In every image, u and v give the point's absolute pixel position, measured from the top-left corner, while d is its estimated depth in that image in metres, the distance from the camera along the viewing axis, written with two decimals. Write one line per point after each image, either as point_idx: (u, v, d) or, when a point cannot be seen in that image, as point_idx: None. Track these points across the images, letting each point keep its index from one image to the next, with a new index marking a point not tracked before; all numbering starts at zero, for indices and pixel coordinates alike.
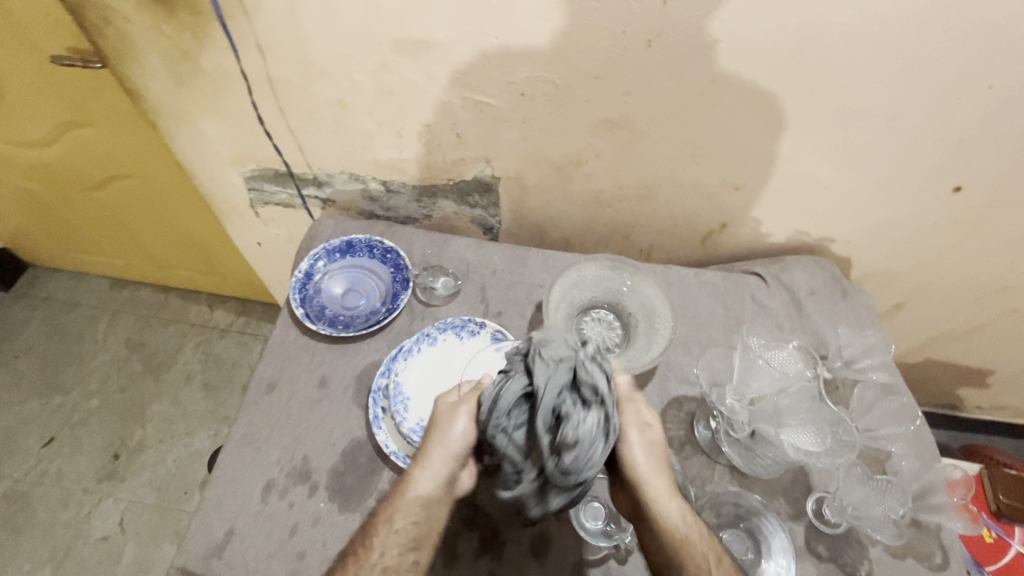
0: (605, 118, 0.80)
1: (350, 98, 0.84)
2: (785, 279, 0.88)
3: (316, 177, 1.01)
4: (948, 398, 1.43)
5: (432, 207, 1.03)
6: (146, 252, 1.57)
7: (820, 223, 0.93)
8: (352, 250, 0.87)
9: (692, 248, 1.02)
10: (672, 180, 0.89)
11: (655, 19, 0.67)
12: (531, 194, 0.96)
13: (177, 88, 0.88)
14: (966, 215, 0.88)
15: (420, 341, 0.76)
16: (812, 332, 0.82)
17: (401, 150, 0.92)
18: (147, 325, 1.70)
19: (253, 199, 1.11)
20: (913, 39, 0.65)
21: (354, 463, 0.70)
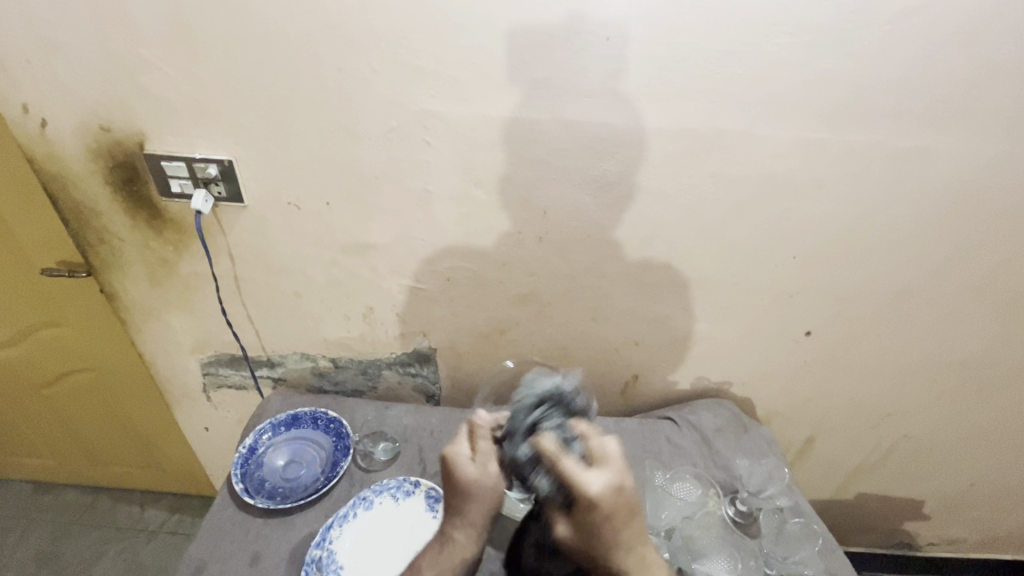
0: (517, 295, 0.98)
1: (304, 290, 0.99)
2: (694, 420, 0.97)
3: (270, 359, 1.11)
4: (900, 537, 1.43)
5: (377, 377, 1.12)
6: (83, 448, 1.52)
7: (715, 369, 1.08)
8: (297, 423, 0.93)
9: (614, 399, 1.13)
10: (583, 340, 1.05)
11: (542, 223, 0.89)
12: (465, 361, 1.08)
13: (153, 290, 1.02)
14: (826, 354, 1.06)
15: (356, 505, 0.79)
16: (723, 466, 0.91)
17: (349, 329, 1.05)
18: (65, 533, 1.56)
19: (206, 384, 1.18)
20: (726, 228, 0.89)
21: None
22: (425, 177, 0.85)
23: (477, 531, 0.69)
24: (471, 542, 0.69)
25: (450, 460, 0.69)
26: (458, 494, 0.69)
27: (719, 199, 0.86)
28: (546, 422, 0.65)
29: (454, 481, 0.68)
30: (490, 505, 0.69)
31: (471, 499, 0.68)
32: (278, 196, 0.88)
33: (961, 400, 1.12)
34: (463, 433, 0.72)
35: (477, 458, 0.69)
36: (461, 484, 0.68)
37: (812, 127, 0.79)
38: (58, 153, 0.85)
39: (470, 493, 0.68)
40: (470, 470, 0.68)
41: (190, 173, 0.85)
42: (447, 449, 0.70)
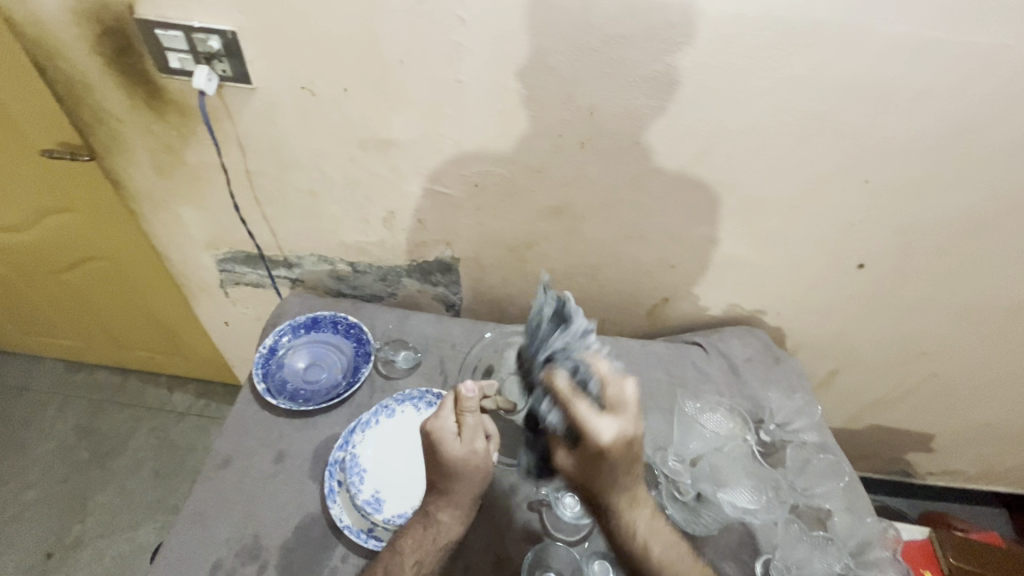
0: (549, 206, 0.90)
1: (321, 188, 0.92)
2: (723, 347, 0.95)
3: (286, 259, 1.08)
4: (901, 466, 1.46)
5: (397, 285, 1.10)
6: (107, 333, 1.56)
7: (749, 297, 1.03)
8: (317, 326, 0.91)
9: (640, 321, 1.10)
10: (614, 259, 0.99)
11: (586, 127, 0.79)
12: (489, 272, 1.04)
13: (159, 179, 0.95)
14: (873, 288, 0.99)
15: (378, 413, 0.78)
16: (749, 396, 0.89)
17: (368, 234, 0.99)
18: (100, 410, 1.65)
19: (223, 280, 1.16)
20: (795, 142, 0.79)
21: (305, 539, 0.70)
22: (457, 64, 0.74)
23: (462, 511, 0.68)
24: (456, 522, 0.68)
25: (435, 437, 0.65)
26: (444, 475, 0.66)
27: (793, 108, 0.75)
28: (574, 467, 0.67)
29: (442, 462, 0.65)
30: (478, 486, 0.67)
31: (457, 479, 0.66)
32: (290, 79, 0.77)
33: (1003, 344, 1.07)
34: (450, 405, 0.67)
35: (463, 437, 0.65)
36: (446, 464, 0.65)
37: (922, 22, 0.66)
38: (41, 16, 0.74)
39: (458, 474, 0.65)
40: (455, 450, 0.65)
41: (190, 45, 0.74)
42: (432, 425, 0.66)
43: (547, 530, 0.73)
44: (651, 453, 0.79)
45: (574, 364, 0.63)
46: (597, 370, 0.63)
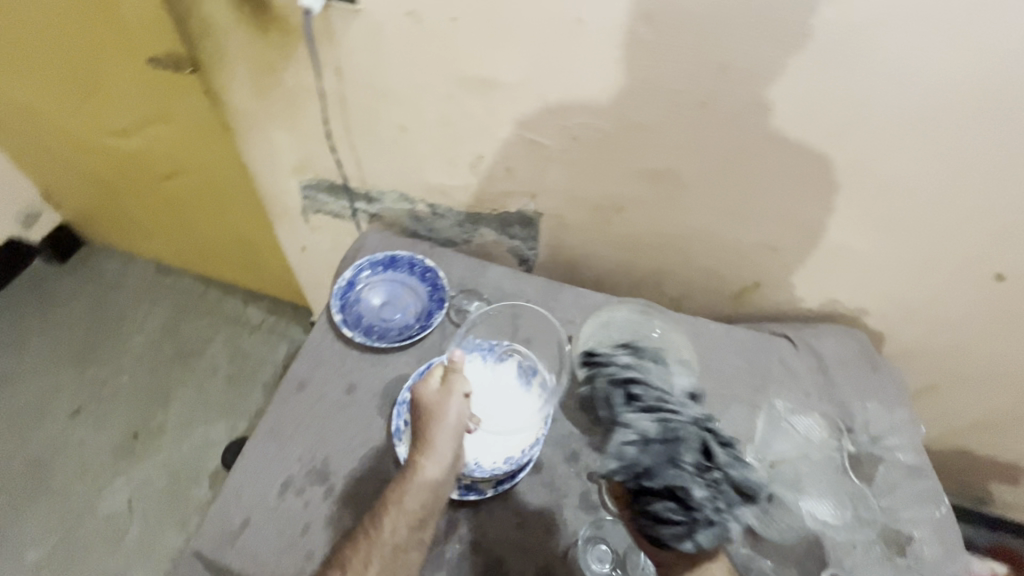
0: (650, 169, 0.83)
1: (412, 124, 0.89)
2: (815, 345, 0.89)
3: (368, 193, 1.07)
4: (978, 493, 1.35)
5: (473, 232, 1.08)
6: (194, 243, 1.65)
7: (852, 294, 0.94)
8: (394, 265, 0.90)
9: (721, 302, 1.04)
10: (709, 234, 0.92)
11: (712, 85, 0.71)
12: (570, 232, 1.00)
13: (256, 98, 0.95)
14: (1005, 304, 0.87)
15: (449, 361, 0.78)
16: (838, 401, 0.82)
17: (453, 177, 0.96)
18: (183, 312, 1.77)
19: (305, 206, 1.18)
20: (960, 125, 0.68)
21: (370, 471, 0.72)
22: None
23: (445, 459, 0.64)
24: (438, 470, 0.64)
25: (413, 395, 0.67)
26: (421, 419, 0.66)
27: (968, 85, 0.64)
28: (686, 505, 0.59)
29: (417, 407, 0.66)
30: (456, 427, 0.65)
31: (434, 422, 0.65)
32: (398, 3, 0.73)
33: None
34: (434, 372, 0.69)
35: (440, 384, 0.67)
36: (420, 409, 0.66)
37: None
38: None
39: (432, 417, 0.65)
40: (428, 399, 0.66)
41: None
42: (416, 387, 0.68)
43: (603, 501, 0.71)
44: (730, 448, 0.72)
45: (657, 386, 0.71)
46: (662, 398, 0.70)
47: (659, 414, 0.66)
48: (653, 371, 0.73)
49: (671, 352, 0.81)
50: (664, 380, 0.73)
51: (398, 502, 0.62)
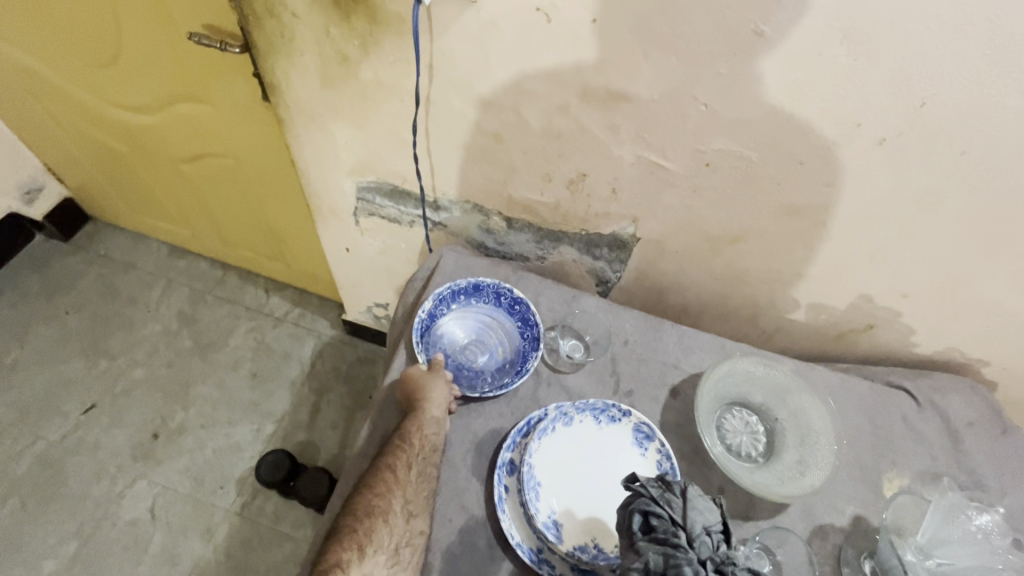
0: (788, 204, 0.73)
1: (509, 134, 0.77)
2: (938, 401, 0.81)
3: (436, 201, 0.96)
4: None
5: (551, 249, 0.97)
6: (216, 229, 1.52)
7: (976, 345, 0.86)
8: (478, 294, 0.80)
9: (819, 340, 0.95)
10: (832, 274, 0.82)
11: (901, 120, 0.59)
12: (667, 258, 0.90)
13: (322, 91, 0.81)
14: None
15: (556, 419, 0.68)
16: (969, 469, 0.76)
17: (544, 193, 0.85)
18: (201, 300, 1.65)
19: (358, 208, 1.05)
20: None
21: (471, 546, 0.63)
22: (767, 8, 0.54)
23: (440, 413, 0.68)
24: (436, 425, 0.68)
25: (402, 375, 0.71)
26: (413, 387, 0.70)
27: None
28: None
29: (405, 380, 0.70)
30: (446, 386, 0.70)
31: (427, 386, 0.69)
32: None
33: None
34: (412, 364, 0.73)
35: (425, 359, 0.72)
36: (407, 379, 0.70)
37: None
38: None
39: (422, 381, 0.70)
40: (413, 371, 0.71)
41: None
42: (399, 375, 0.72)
43: None
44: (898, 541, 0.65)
45: (662, 493, 0.54)
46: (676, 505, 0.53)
47: (664, 543, 0.50)
48: (679, 501, 0.53)
49: (799, 414, 0.73)
50: (698, 520, 0.52)
51: (421, 424, 0.67)
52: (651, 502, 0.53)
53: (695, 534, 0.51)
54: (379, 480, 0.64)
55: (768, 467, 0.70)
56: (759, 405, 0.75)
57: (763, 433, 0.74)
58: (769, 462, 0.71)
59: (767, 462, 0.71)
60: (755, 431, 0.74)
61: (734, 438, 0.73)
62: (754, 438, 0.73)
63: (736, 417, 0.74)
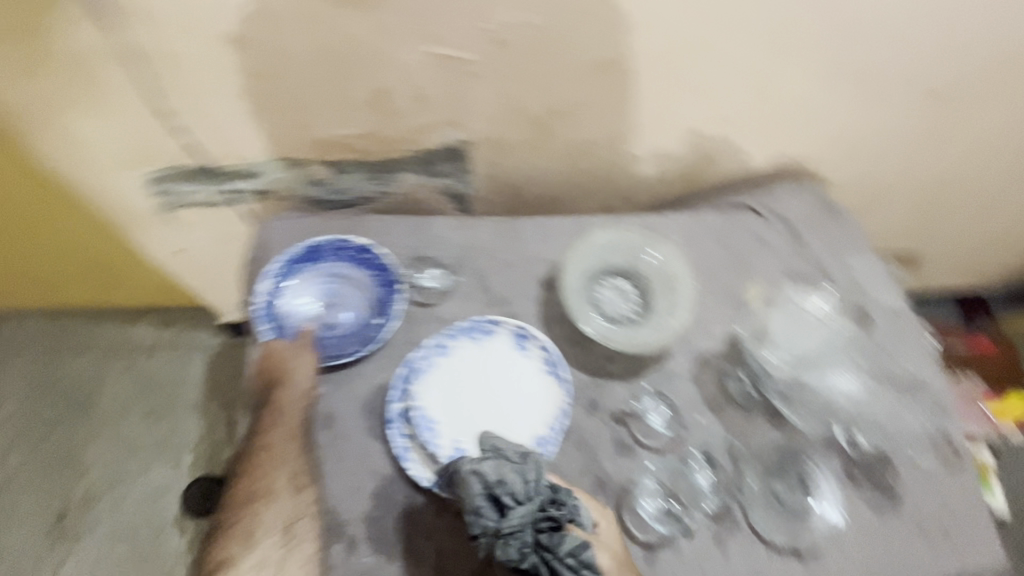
0: (592, 59, 0.70)
1: (280, 63, 0.67)
2: (777, 208, 0.88)
3: (243, 169, 0.83)
4: None
5: (391, 181, 0.90)
6: (27, 276, 1.29)
7: (800, 145, 0.91)
8: (318, 256, 0.72)
9: (673, 187, 0.98)
10: (660, 119, 0.82)
11: None
12: (506, 154, 0.85)
13: (38, 70, 0.67)
14: (930, 117, 0.90)
15: (433, 354, 0.66)
16: (812, 260, 0.84)
17: (351, 123, 0.76)
18: (53, 359, 1.44)
19: (162, 204, 0.90)
20: None
21: (390, 504, 0.62)
22: None
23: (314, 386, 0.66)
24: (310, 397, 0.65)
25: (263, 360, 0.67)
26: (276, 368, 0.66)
27: None
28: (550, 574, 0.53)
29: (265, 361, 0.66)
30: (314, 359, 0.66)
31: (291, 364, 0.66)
32: None
33: None
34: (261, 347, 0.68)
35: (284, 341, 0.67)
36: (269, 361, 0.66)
37: None
38: None
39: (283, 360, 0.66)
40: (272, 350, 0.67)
41: None
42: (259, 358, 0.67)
43: (638, 441, 0.69)
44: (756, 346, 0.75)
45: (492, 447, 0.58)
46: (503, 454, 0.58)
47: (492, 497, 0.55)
48: (511, 456, 0.57)
49: (657, 265, 0.76)
50: (527, 474, 0.56)
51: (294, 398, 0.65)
52: (479, 458, 0.56)
53: (518, 484, 0.55)
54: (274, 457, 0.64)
55: (645, 322, 0.74)
56: (623, 268, 0.76)
57: (634, 292, 0.76)
58: (645, 317, 0.74)
59: (644, 317, 0.74)
60: (626, 294, 0.76)
61: (609, 308, 0.75)
62: (627, 300, 0.75)
63: (606, 288, 0.76)
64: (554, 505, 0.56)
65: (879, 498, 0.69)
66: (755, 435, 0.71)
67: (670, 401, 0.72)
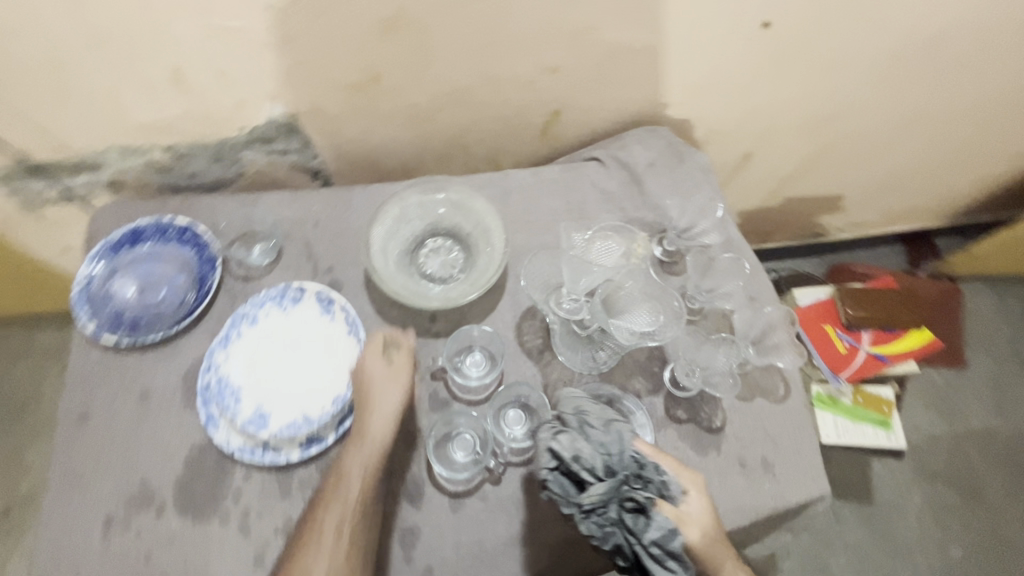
0: (380, 18, 0.68)
1: (60, 54, 0.66)
2: (622, 156, 0.84)
3: (82, 161, 0.84)
4: (817, 230, 1.51)
5: (239, 161, 0.89)
6: None
7: (650, 90, 0.88)
8: (139, 239, 0.74)
9: (534, 144, 0.97)
10: (485, 74, 0.80)
11: None
12: (341, 124, 0.85)
13: None
14: (783, 50, 0.85)
15: (237, 324, 0.69)
16: (654, 206, 0.82)
17: (165, 106, 0.76)
18: None
19: (23, 203, 0.92)
20: None
21: (200, 470, 0.65)
22: None
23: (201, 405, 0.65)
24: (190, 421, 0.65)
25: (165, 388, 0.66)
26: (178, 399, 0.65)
27: None
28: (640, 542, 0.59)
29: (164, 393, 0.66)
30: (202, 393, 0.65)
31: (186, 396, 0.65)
32: None
33: (924, 86, 0.98)
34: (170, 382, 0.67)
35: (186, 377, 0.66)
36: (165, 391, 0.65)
37: None
38: None
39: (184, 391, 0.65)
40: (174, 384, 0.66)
41: None
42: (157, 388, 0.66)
43: (454, 395, 0.70)
44: (543, 299, 0.73)
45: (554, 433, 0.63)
46: (567, 435, 0.62)
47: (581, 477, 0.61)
48: (597, 427, 0.63)
49: (475, 224, 0.76)
50: (611, 447, 0.62)
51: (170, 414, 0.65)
52: (553, 442, 0.62)
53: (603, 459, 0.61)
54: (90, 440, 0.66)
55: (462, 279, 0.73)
56: (446, 229, 0.77)
57: (456, 251, 0.76)
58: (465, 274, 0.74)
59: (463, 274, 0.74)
60: (448, 255, 0.76)
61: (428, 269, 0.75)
62: (450, 261, 0.76)
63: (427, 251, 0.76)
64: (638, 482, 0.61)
65: (700, 437, 0.69)
66: (574, 383, 0.70)
67: (491, 353, 0.72)
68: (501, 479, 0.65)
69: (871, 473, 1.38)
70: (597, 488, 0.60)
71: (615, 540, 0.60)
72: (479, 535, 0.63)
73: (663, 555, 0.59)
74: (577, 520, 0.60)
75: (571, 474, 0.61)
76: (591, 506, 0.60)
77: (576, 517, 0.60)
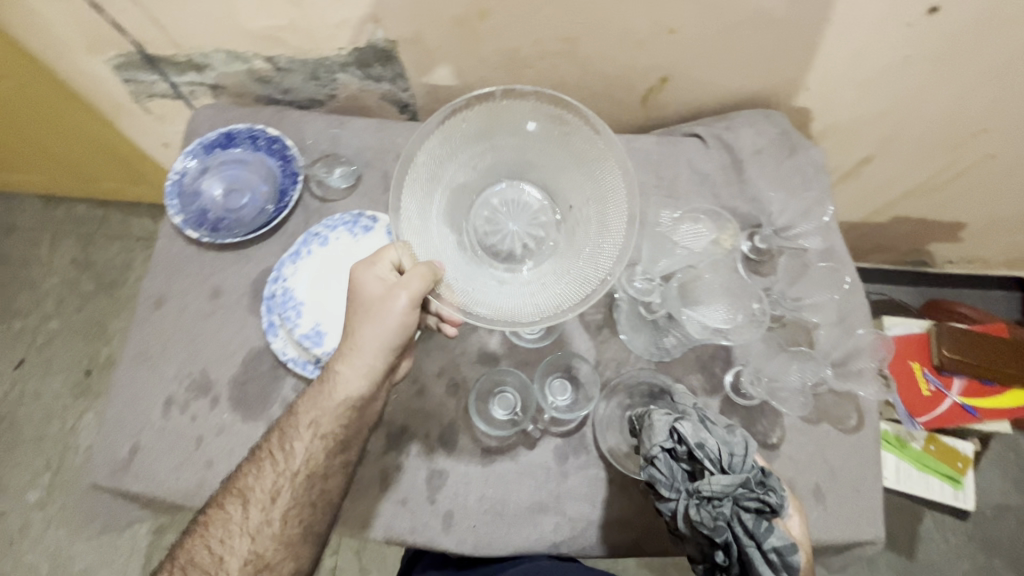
0: None
1: None
2: (728, 139, 0.76)
3: (191, 60, 0.87)
4: (921, 258, 1.36)
5: (333, 84, 0.89)
6: (55, 176, 1.44)
7: (773, 69, 0.80)
8: (233, 143, 0.77)
9: (632, 111, 0.91)
10: (597, 26, 0.74)
11: None
12: (437, 59, 0.82)
13: None
14: (942, 43, 0.73)
15: (309, 243, 0.71)
16: (752, 198, 0.75)
17: (272, 14, 0.76)
18: (90, 242, 1.55)
19: (134, 93, 0.97)
20: None
21: (254, 372, 0.67)
22: None
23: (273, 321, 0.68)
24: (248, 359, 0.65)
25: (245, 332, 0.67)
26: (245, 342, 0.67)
27: None
28: (754, 547, 0.52)
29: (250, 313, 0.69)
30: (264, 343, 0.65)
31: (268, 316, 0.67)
32: None
33: None
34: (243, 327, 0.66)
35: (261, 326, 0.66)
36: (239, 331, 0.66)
37: None
38: None
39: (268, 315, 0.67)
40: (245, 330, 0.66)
41: None
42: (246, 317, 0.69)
43: (504, 354, 0.68)
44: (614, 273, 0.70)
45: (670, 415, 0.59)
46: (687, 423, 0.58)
47: (699, 463, 0.56)
48: (719, 426, 0.58)
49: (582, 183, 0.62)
50: (736, 447, 0.57)
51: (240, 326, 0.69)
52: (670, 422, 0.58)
53: (726, 451, 0.56)
54: (165, 323, 0.70)
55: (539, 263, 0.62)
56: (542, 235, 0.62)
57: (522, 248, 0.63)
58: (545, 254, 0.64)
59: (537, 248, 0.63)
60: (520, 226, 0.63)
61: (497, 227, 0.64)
62: (534, 216, 0.66)
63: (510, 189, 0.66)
64: (763, 488, 0.55)
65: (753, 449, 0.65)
66: (628, 367, 0.67)
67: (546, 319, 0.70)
68: (535, 444, 0.64)
69: (921, 526, 1.27)
70: (715, 479, 0.54)
71: (722, 541, 0.54)
72: (503, 494, 0.63)
73: (780, 568, 0.52)
74: (682, 508, 0.55)
75: (680, 459, 0.57)
76: (701, 496, 0.55)
77: (685, 504, 0.55)
